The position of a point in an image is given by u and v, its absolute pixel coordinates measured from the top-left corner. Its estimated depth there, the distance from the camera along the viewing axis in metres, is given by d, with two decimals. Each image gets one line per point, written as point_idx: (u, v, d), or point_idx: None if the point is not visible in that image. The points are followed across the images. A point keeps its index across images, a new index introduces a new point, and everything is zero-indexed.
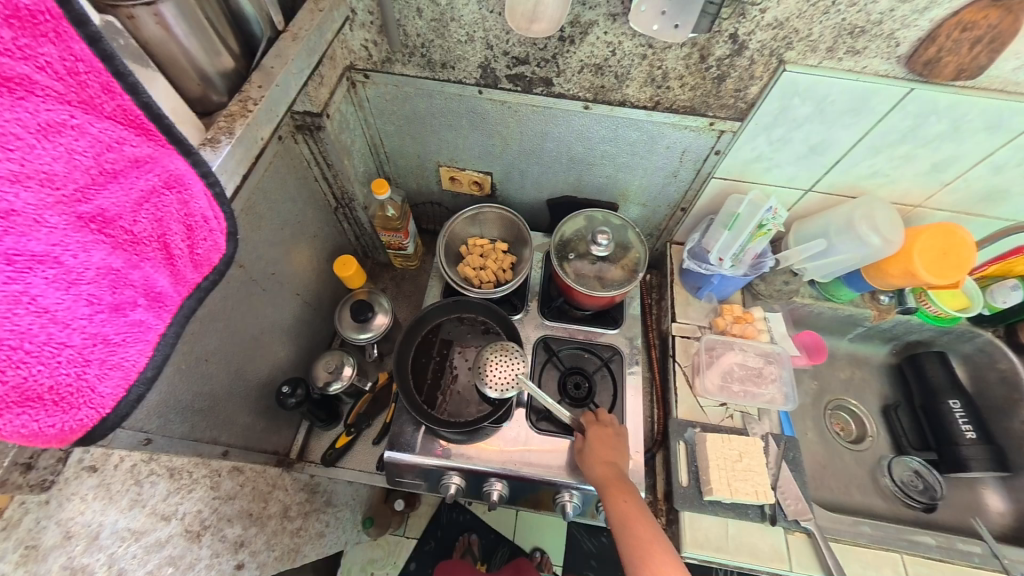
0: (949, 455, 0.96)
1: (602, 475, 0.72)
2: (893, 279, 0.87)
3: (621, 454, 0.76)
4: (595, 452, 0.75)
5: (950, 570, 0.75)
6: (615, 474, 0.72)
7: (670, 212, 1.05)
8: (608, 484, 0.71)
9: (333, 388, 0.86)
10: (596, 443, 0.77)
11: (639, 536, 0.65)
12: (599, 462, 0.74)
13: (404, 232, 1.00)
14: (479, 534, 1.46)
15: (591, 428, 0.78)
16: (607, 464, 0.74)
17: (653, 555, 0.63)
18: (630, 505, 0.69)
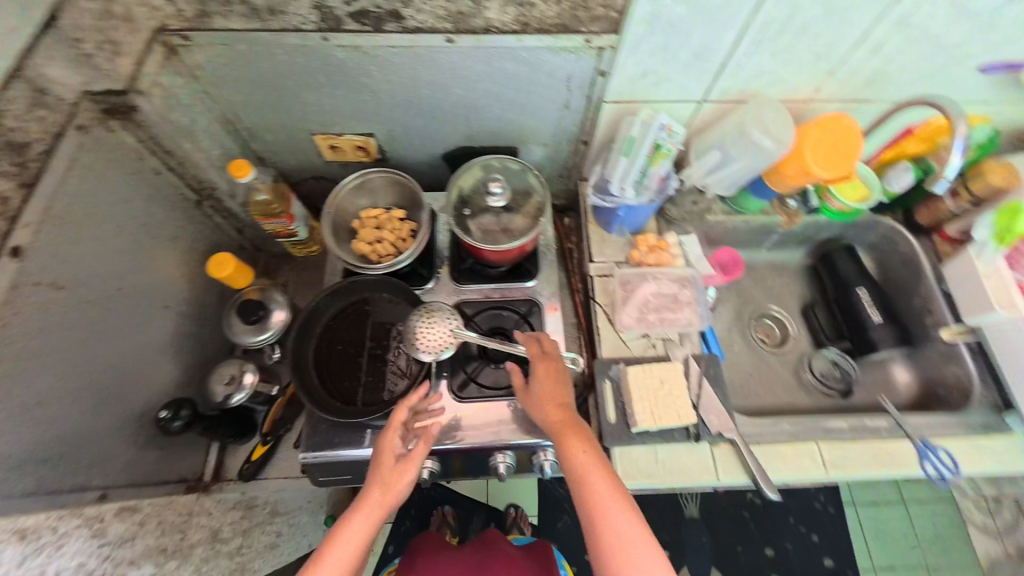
0: (861, 341, 1.01)
1: (549, 420, 0.70)
2: (790, 180, 0.86)
3: (567, 392, 0.73)
4: (542, 395, 0.72)
5: (861, 447, 0.80)
6: (565, 417, 0.69)
7: (573, 147, 0.99)
8: (558, 430, 0.68)
9: (235, 401, 0.77)
10: (541, 380, 0.73)
11: (589, 483, 0.64)
12: (547, 404, 0.71)
13: (287, 217, 0.90)
14: (453, 504, 1.48)
15: (536, 363, 0.75)
16: (554, 408, 0.70)
17: (601, 497, 0.62)
18: (578, 450, 0.66)
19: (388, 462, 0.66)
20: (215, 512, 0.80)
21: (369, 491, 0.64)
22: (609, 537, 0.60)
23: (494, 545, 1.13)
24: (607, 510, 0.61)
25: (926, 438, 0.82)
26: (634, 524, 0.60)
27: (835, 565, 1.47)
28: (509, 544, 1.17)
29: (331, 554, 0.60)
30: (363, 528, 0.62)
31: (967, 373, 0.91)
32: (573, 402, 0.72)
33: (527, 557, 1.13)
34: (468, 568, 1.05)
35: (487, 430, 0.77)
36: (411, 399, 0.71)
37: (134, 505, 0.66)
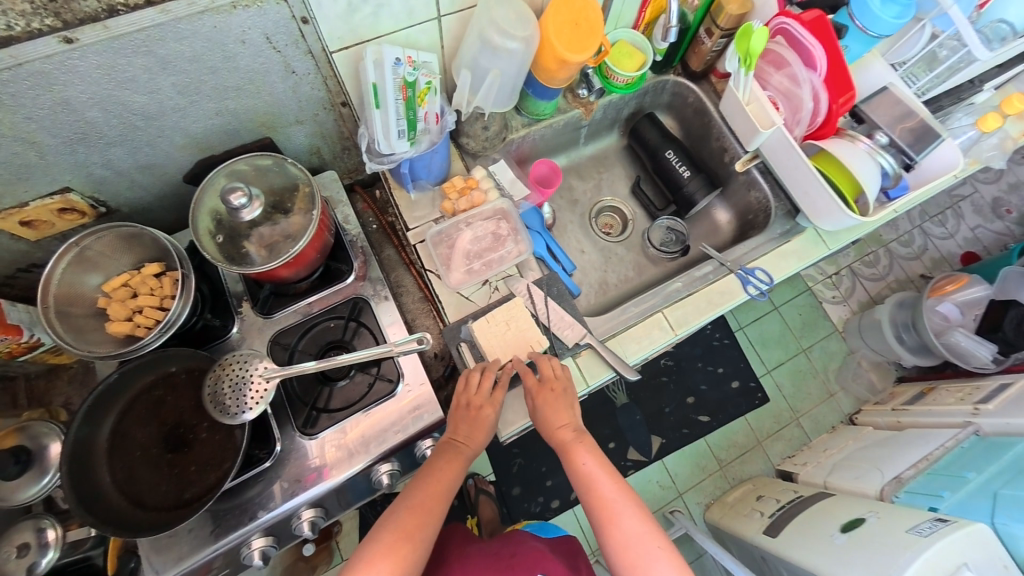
0: (682, 200, 1.08)
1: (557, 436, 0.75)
2: (556, 74, 0.83)
3: (576, 413, 0.75)
4: (548, 410, 0.74)
5: (696, 297, 0.88)
6: (572, 436, 0.74)
7: (335, 114, 0.86)
8: (570, 450, 0.74)
9: (41, 566, 0.65)
10: (551, 403, 0.74)
11: (602, 490, 0.71)
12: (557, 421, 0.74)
13: (5, 330, 0.70)
14: None
15: (539, 391, 0.74)
16: (562, 427, 0.74)
17: (608, 497, 0.70)
18: (588, 465, 0.72)
19: (471, 425, 0.73)
20: None
21: (455, 454, 0.72)
22: (625, 541, 0.67)
23: (520, 542, 0.96)
24: (618, 518, 0.68)
25: (744, 265, 0.92)
26: (638, 525, 0.68)
27: (741, 382, 1.72)
28: (536, 539, 1.01)
29: (415, 508, 0.68)
30: (444, 479, 0.70)
31: (763, 195, 1.02)
32: (580, 418, 0.76)
33: (557, 552, 0.99)
34: (497, 565, 0.89)
35: (355, 451, 0.71)
36: (498, 387, 0.73)
37: None
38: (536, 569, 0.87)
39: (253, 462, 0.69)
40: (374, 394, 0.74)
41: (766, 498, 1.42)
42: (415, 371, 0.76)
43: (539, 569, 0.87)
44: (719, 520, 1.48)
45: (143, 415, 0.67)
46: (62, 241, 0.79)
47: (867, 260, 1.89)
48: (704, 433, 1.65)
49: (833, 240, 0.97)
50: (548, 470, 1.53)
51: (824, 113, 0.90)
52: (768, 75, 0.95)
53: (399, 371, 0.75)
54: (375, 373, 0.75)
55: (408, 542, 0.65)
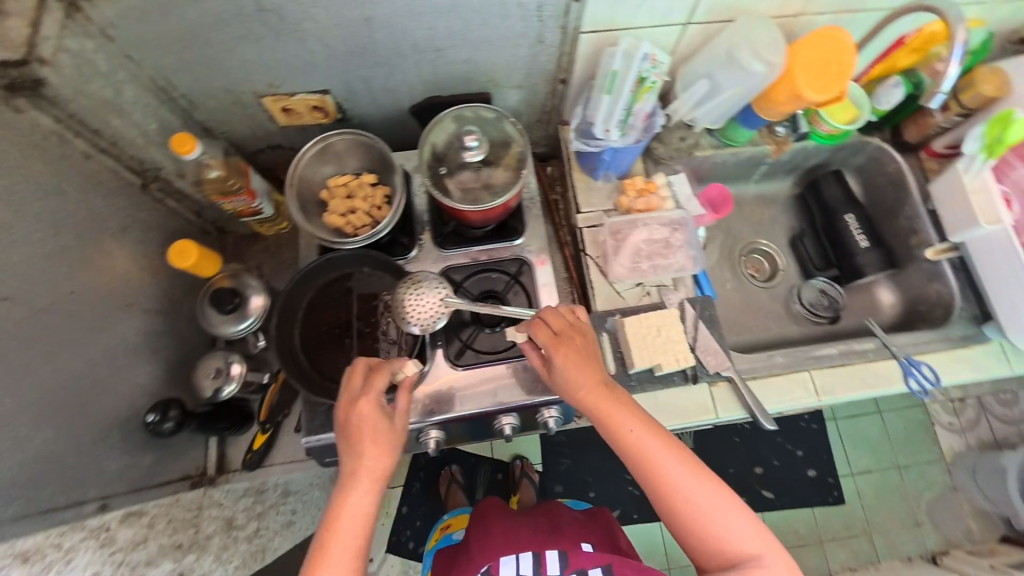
0: (848, 267, 1.03)
1: (580, 401, 0.67)
2: (778, 106, 0.81)
3: (599, 368, 0.69)
4: (566, 368, 0.67)
5: (849, 371, 0.84)
6: (614, 400, 0.67)
7: (550, 88, 0.91)
8: (607, 417, 0.66)
9: (225, 393, 0.77)
10: (567, 360, 0.67)
11: (659, 462, 0.65)
12: (583, 386, 0.67)
13: (247, 193, 0.82)
14: (459, 463, 1.57)
15: (547, 338, 0.68)
16: (581, 393, 0.67)
17: (659, 458, 0.65)
18: (637, 437, 0.66)
19: (358, 442, 0.63)
20: (226, 503, 0.82)
21: (376, 432, 0.63)
22: (694, 510, 0.64)
23: (560, 514, 0.99)
24: (683, 489, 0.65)
25: (910, 356, 0.86)
26: (705, 486, 0.65)
27: (818, 473, 1.60)
28: (571, 511, 1.03)
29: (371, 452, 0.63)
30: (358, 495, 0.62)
31: (949, 289, 0.94)
32: (604, 371, 0.69)
33: (594, 521, 1.00)
34: (539, 534, 0.91)
35: (485, 395, 0.77)
36: (370, 398, 0.64)
37: (139, 510, 0.65)
38: (579, 538, 0.89)
39: None
40: (516, 350, 0.80)
41: None
42: None
43: (581, 538, 0.89)
44: None
45: (333, 300, 0.77)
46: (299, 133, 0.91)
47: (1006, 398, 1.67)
48: (762, 508, 1.56)
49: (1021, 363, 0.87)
50: (593, 482, 1.55)
51: None
52: (1011, 168, 0.88)
53: None
54: None
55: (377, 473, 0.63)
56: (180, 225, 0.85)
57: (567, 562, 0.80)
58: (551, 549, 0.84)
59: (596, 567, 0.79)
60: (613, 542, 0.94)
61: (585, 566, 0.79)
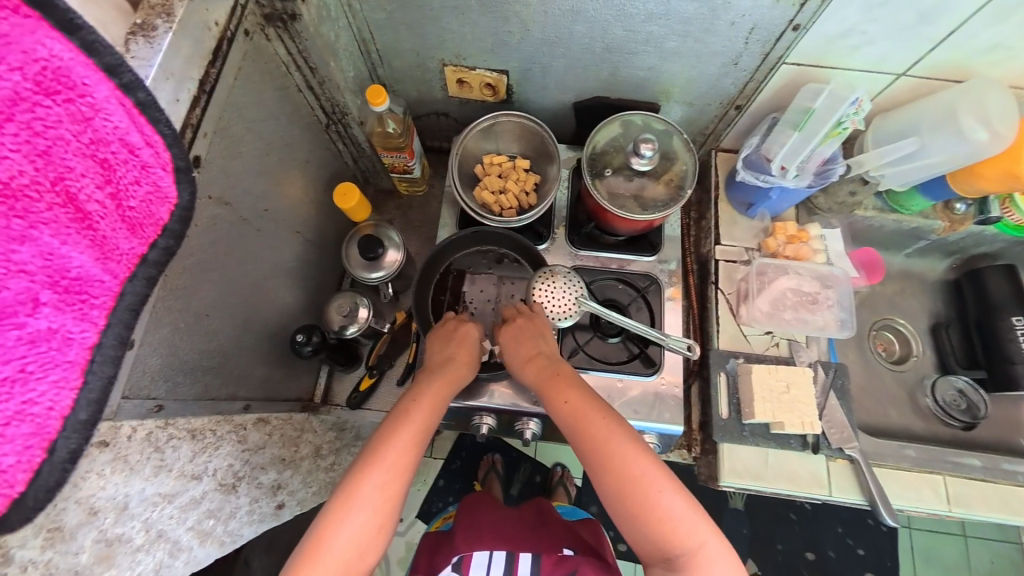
0: (1000, 373, 0.90)
1: (531, 376, 0.68)
2: (988, 182, 0.74)
3: (547, 343, 0.70)
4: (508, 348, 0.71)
5: (993, 489, 0.74)
6: (553, 375, 0.67)
7: (720, 112, 0.88)
8: (575, 406, 0.63)
9: (351, 332, 0.82)
10: (520, 332, 0.71)
11: (614, 453, 0.60)
12: (522, 359, 0.69)
13: (408, 152, 0.86)
14: (501, 454, 1.58)
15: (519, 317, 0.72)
16: (548, 375, 0.67)
17: (617, 453, 0.60)
18: (605, 432, 0.61)
19: (452, 344, 0.69)
20: (319, 431, 0.88)
21: (471, 346, 0.70)
22: (662, 515, 0.57)
23: (549, 514, 0.97)
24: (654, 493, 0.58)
25: None
26: (676, 497, 0.58)
27: None
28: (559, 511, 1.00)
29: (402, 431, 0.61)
30: (425, 413, 0.63)
31: None
32: (553, 349, 0.70)
33: (583, 523, 0.97)
34: (523, 535, 0.90)
35: None
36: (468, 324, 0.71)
37: (266, 418, 0.72)
38: (560, 542, 0.87)
39: None
40: (629, 366, 0.79)
41: None
42: (674, 369, 0.78)
43: (563, 542, 0.87)
44: None
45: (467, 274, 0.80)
46: (462, 106, 0.94)
47: None
48: None
49: None
50: None
51: None
52: None
53: (661, 360, 0.78)
54: (640, 350, 0.79)
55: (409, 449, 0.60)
56: (340, 168, 0.91)
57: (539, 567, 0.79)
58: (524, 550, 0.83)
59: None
60: (599, 545, 0.90)
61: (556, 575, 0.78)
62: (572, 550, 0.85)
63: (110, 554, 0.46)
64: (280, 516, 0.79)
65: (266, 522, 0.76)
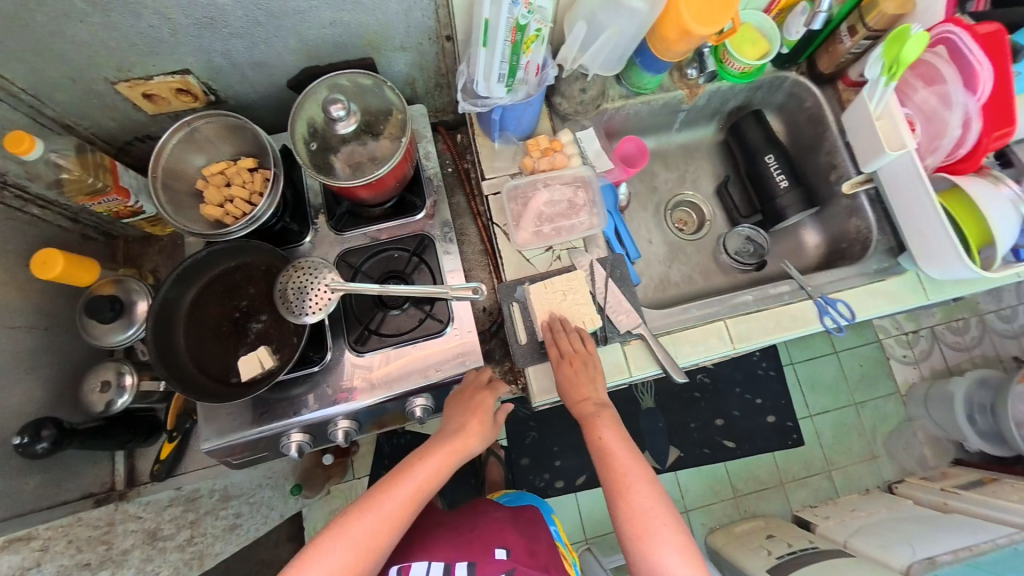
0: (771, 211, 1.00)
1: (579, 413, 0.72)
2: (673, 45, 0.77)
3: (602, 389, 0.73)
4: (565, 383, 0.72)
5: (767, 315, 0.82)
6: (593, 414, 0.71)
7: (438, 47, 0.85)
8: (593, 424, 0.71)
9: (117, 405, 0.73)
10: (572, 378, 0.72)
11: (619, 466, 0.67)
12: (578, 397, 0.72)
13: (117, 192, 0.76)
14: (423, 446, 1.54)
15: (574, 343, 0.73)
16: (585, 401, 0.72)
17: (619, 470, 0.67)
18: (612, 446, 0.69)
19: (468, 416, 0.73)
20: (145, 515, 0.80)
21: (484, 417, 0.74)
22: (639, 516, 0.64)
23: (484, 514, 0.91)
24: (637, 492, 0.65)
25: (826, 294, 0.84)
26: (655, 498, 0.65)
27: (776, 418, 1.64)
28: (502, 508, 0.95)
29: (472, 429, 0.73)
30: (396, 514, 0.66)
31: (866, 223, 0.92)
32: (603, 392, 0.73)
33: (520, 520, 0.92)
34: (455, 535, 0.84)
35: (392, 379, 0.75)
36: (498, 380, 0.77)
37: (28, 534, 0.63)
38: (494, 542, 0.82)
39: (305, 362, 0.74)
40: (423, 329, 0.78)
41: (777, 538, 1.37)
42: (465, 318, 0.78)
43: (496, 541, 0.82)
44: (723, 546, 1.45)
45: (221, 298, 0.73)
46: (173, 121, 0.84)
47: (955, 326, 1.72)
48: (725, 457, 1.60)
49: (936, 291, 0.86)
50: (559, 451, 1.59)
51: (971, 144, 0.82)
52: (913, 91, 0.88)
53: (450, 314, 0.78)
54: (428, 311, 0.78)
55: (452, 457, 0.71)
56: (49, 232, 0.79)
57: None
58: (461, 557, 0.78)
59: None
60: (534, 545, 0.85)
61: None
62: (505, 552, 0.80)
63: None
64: None
65: None
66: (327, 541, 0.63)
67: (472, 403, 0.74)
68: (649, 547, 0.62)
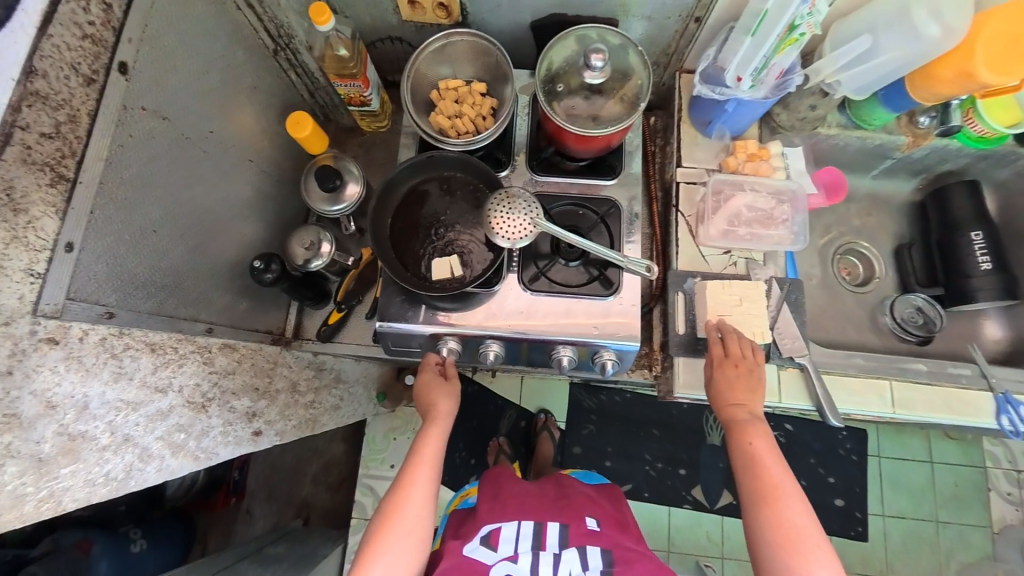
0: (957, 288, 0.93)
1: (727, 416, 0.73)
2: (943, 85, 0.72)
3: (759, 401, 0.73)
4: (727, 387, 0.73)
5: (936, 391, 0.79)
6: (747, 422, 0.72)
7: (681, 26, 0.85)
8: (745, 431, 0.71)
9: (315, 265, 0.83)
10: (736, 384, 0.73)
11: (769, 475, 0.68)
12: (732, 402, 0.73)
13: (362, 80, 0.83)
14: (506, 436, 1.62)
15: (733, 347, 0.74)
16: (740, 408, 0.72)
17: (769, 479, 0.68)
18: (765, 454, 0.70)
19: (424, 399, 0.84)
20: (294, 366, 0.92)
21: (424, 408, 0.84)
22: (789, 528, 0.65)
23: (570, 485, 0.97)
24: (787, 504, 0.67)
25: (1009, 392, 0.79)
26: (804, 515, 0.66)
27: (845, 504, 1.59)
28: (584, 482, 1.01)
29: (443, 414, 0.83)
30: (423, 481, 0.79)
31: None
32: (759, 404, 0.73)
33: (605, 495, 0.98)
34: (547, 501, 0.91)
35: (549, 324, 0.80)
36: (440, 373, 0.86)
37: (233, 344, 0.74)
38: (585, 511, 0.88)
39: (486, 283, 0.80)
40: (588, 288, 0.81)
41: None
42: (631, 291, 0.81)
43: (588, 511, 0.88)
44: None
45: (427, 201, 0.81)
46: (417, 31, 0.90)
47: None
48: None
49: None
50: (611, 452, 1.63)
51: None
52: None
53: (619, 282, 0.81)
54: (600, 272, 0.82)
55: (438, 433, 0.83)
56: (294, 100, 0.89)
57: (567, 536, 0.82)
58: (553, 519, 0.85)
59: (598, 547, 0.81)
60: (621, 520, 0.92)
61: (584, 544, 0.81)
62: (596, 522, 0.86)
63: (75, 448, 0.49)
64: (258, 443, 0.84)
65: (244, 447, 0.80)
66: (388, 533, 0.75)
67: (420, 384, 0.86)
68: (797, 560, 0.64)
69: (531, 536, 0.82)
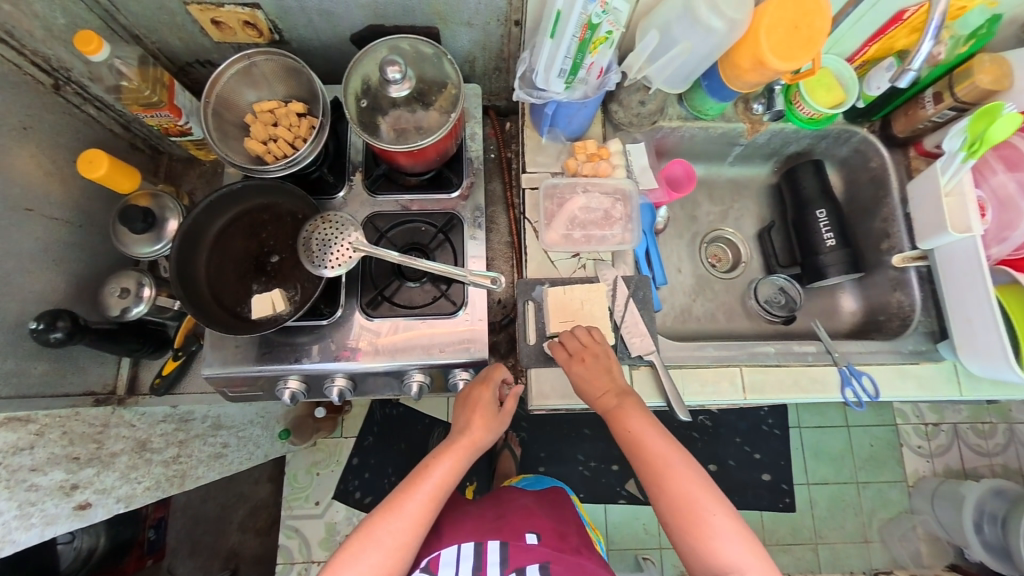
0: (811, 266, 0.95)
1: (602, 403, 0.71)
2: (746, 75, 0.74)
3: (621, 374, 0.73)
4: (581, 382, 0.71)
5: (786, 372, 0.80)
6: (615, 404, 0.70)
7: (505, 30, 0.83)
8: (621, 416, 0.70)
9: (133, 313, 0.76)
10: (588, 370, 0.71)
11: (652, 453, 0.68)
12: (598, 389, 0.71)
13: (170, 110, 0.78)
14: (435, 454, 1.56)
15: (578, 340, 0.72)
16: (607, 395, 0.71)
17: (651, 455, 0.68)
18: (645, 434, 0.68)
19: (469, 412, 0.76)
20: (139, 425, 0.83)
21: (489, 416, 0.75)
22: (685, 502, 0.65)
23: (509, 501, 0.93)
24: (676, 477, 0.67)
25: (852, 364, 0.81)
26: (699, 485, 0.66)
27: (772, 477, 1.62)
28: (524, 496, 0.97)
29: (488, 424, 0.75)
30: (429, 502, 0.71)
31: (910, 299, 0.88)
32: (624, 381, 0.72)
33: (544, 506, 0.94)
34: (484, 524, 0.85)
35: (391, 351, 0.75)
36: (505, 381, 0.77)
37: (26, 416, 0.66)
38: (524, 528, 0.83)
39: (314, 314, 0.75)
40: (434, 308, 0.78)
41: None
42: (479, 305, 0.78)
43: (526, 526, 0.83)
44: None
45: (247, 233, 0.75)
46: (235, 52, 0.84)
47: (981, 429, 1.65)
48: None
49: (972, 388, 0.82)
50: (543, 457, 1.60)
51: None
52: (991, 172, 0.83)
53: (464, 299, 0.78)
54: (443, 290, 0.78)
55: (462, 455, 0.74)
56: (98, 134, 0.82)
57: (506, 558, 0.76)
58: (493, 538, 0.80)
59: (536, 563, 0.75)
60: (561, 530, 0.87)
61: (523, 562, 0.75)
62: (535, 537, 0.81)
63: None
64: (88, 516, 0.76)
65: (64, 524, 0.72)
66: (362, 544, 0.68)
67: (470, 399, 0.76)
68: (700, 533, 0.64)
69: (471, 562, 0.76)
